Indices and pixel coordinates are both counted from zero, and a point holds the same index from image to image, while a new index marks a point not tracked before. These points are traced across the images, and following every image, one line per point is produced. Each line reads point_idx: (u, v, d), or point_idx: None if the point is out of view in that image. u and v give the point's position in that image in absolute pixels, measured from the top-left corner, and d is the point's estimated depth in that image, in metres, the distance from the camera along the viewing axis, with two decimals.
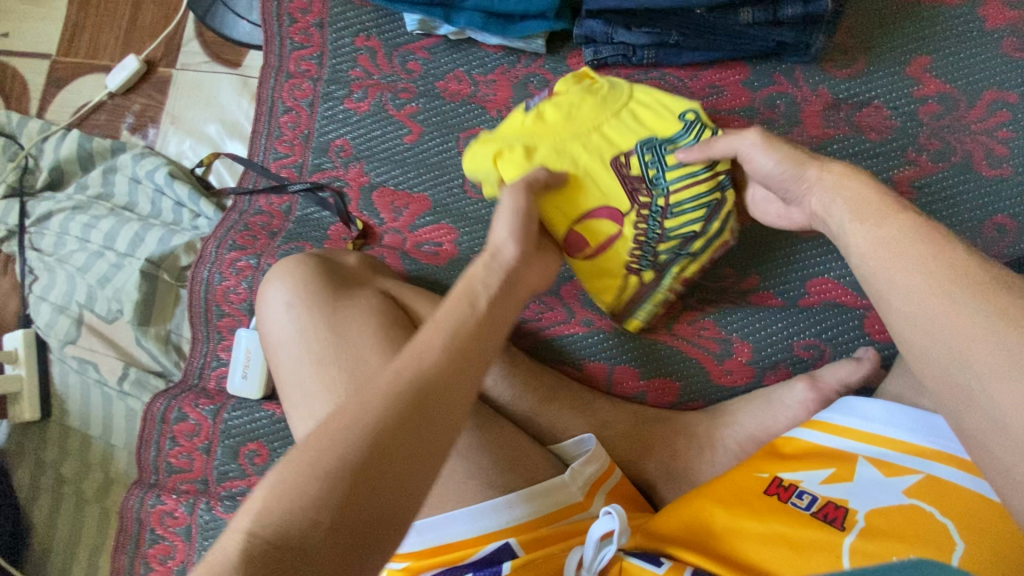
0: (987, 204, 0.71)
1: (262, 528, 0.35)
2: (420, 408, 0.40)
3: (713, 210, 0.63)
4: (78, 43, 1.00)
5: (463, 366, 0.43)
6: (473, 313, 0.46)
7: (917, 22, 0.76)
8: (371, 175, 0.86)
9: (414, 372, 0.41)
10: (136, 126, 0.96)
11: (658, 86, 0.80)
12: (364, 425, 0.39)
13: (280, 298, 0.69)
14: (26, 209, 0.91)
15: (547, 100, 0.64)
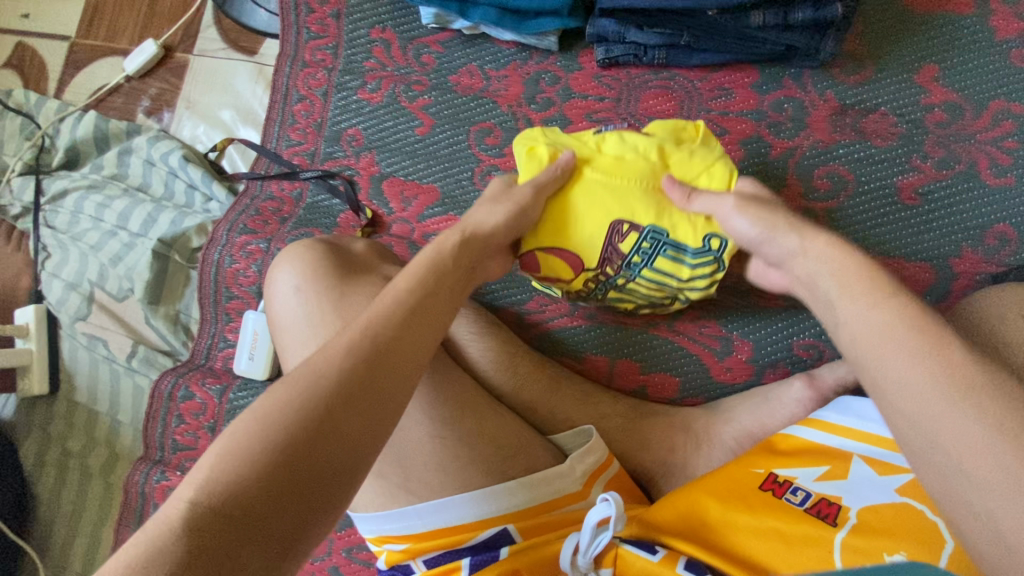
0: (990, 212, 0.72)
1: (205, 492, 0.37)
2: (362, 378, 0.43)
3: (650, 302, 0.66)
4: (97, 27, 1.02)
5: (403, 342, 0.47)
6: (417, 295, 0.51)
7: (926, 31, 0.77)
8: (382, 165, 0.87)
9: (355, 346, 0.45)
10: (152, 110, 0.97)
11: (668, 86, 0.81)
12: (306, 394, 0.41)
13: (290, 281, 0.70)
14: (42, 187, 0.93)
15: (617, 136, 0.61)
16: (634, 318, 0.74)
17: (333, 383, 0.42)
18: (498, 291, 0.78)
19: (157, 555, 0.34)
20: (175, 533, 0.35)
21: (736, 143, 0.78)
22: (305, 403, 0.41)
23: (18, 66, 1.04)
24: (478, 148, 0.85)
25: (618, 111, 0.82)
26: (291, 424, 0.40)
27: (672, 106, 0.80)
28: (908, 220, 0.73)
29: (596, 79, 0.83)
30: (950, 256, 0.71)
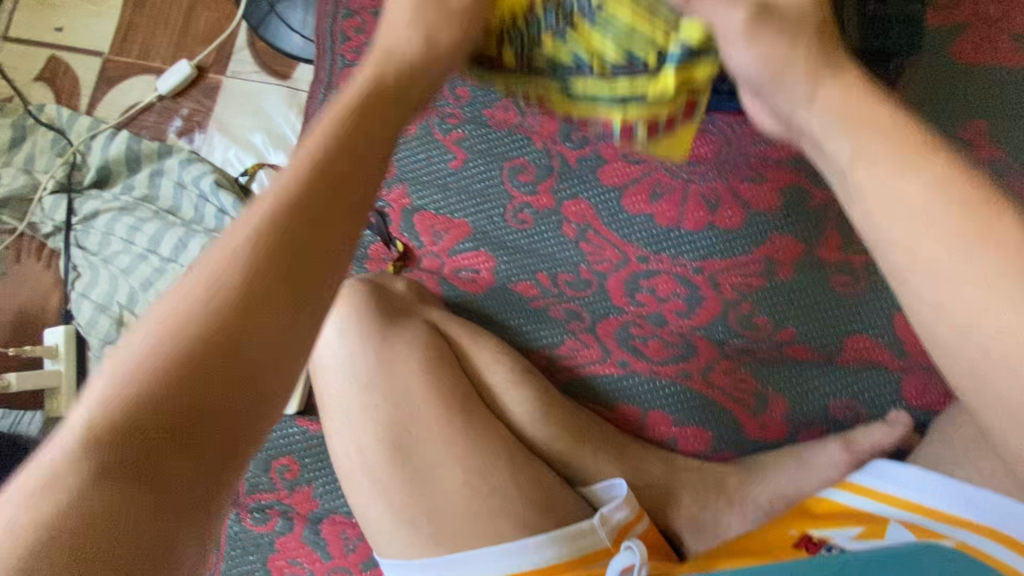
0: None
1: (53, 475, 0.32)
2: (236, 321, 0.35)
3: (631, 68, 0.55)
4: (131, 44, 1.02)
5: (293, 263, 0.38)
6: (307, 196, 0.39)
7: (975, 85, 0.75)
8: (414, 198, 0.87)
9: (231, 272, 0.36)
10: (184, 130, 0.97)
11: (706, 128, 0.79)
12: (167, 348, 0.34)
13: (333, 323, 0.72)
14: (73, 206, 0.92)
15: None
16: (666, 368, 0.74)
17: (196, 331, 0.35)
18: (532, 333, 0.79)
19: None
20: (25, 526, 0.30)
21: (774, 192, 0.77)
22: (162, 361, 0.34)
23: (50, 80, 1.04)
24: (510, 184, 0.84)
25: None
26: (150, 392, 0.33)
27: (710, 149, 0.79)
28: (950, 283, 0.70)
29: None
30: None
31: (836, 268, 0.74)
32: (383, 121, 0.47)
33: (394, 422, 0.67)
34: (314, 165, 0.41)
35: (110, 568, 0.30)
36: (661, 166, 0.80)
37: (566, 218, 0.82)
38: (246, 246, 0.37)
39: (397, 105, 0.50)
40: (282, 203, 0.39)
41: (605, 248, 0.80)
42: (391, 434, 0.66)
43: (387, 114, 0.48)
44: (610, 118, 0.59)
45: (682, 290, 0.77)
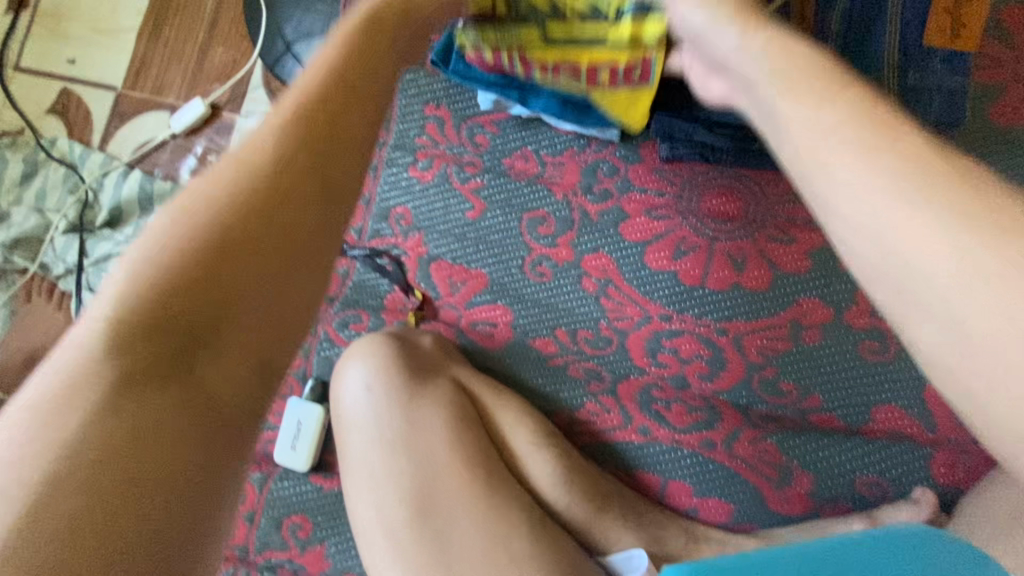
0: None
1: (100, 363, 0.43)
2: (235, 244, 0.47)
3: (596, 18, 0.64)
4: (144, 79, 1.00)
5: (285, 201, 0.50)
6: (295, 152, 0.51)
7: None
8: (430, 246, 0.84)
9: (223, 210, 0.48)
10: (196, 169, 0.96)
11: (732, 186, 0.77)
12: (172, 266, 0.45)
13: (360, 377, 0.69)
14: (85, 247, 0.92)
15: None
16: (689, 436, 0.73)
17: (203, 253, 0.46)
18: (552, 393, 0.77)
19: (64, 425, 0.41)
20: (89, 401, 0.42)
21: (802, 253, 0.75)
22: (167, 278, 0.45)
23: (62, 112, 1.02)
24: (530, 236, 0.82)
25: (679, 208, 0.78)
26: (167, 298, 0.45)
27: (736, 207, 0.77)
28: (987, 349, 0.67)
29: (657, 172, 0.80)
30: None
31: (865, 334, 0.73)
32: (354, 105, 0.55)
33: (417, 484, 0.64)
34: (291, 125, 0.51)
35: (137, 435, 0.43)
36: (685, 223, 0.78)
37: (587, 272, 0.80)
38: (239, 192, 0.48)
39: (379, 73, 0.59)
40: (272, 155, 0.50)
41: (626, 305, 0.78)
42: (412, 496, 0.64)
43: (367, 91, 0.57)
44: (579, 61, 0.67)
45: (705, 352, 0.75)
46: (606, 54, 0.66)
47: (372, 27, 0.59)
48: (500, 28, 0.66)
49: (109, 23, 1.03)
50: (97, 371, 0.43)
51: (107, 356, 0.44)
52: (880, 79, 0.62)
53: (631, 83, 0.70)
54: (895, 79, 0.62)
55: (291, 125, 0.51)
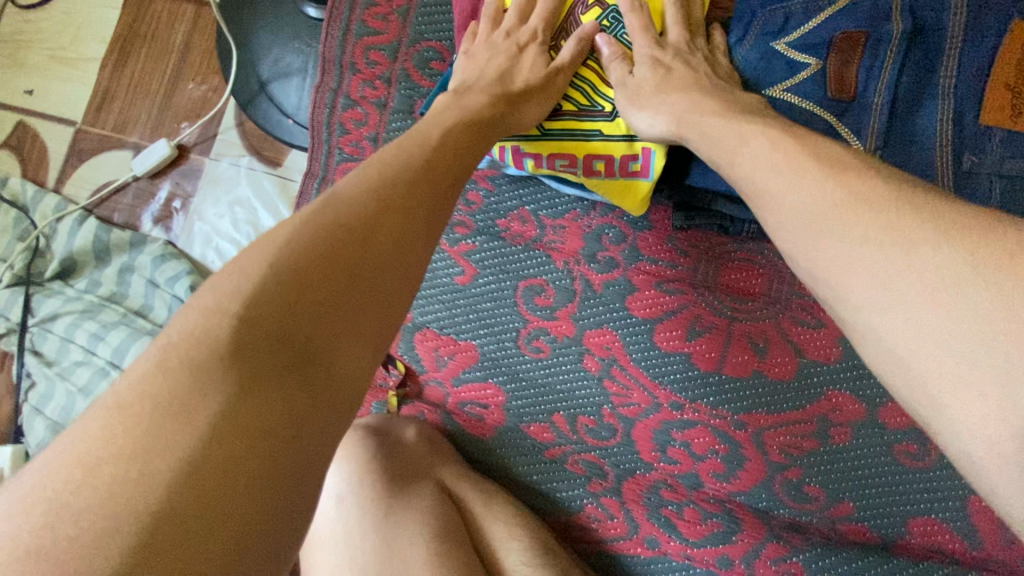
0: None
1: (205, 363, 0.33)
2: (339, 262, 0.40)
3: (594, 114, 0.65)
4: (107, 113, 0.91)
5: (408, 225, 0.45)
6: (411, 178, 0.48)
7: None
8: (415, 313, 0.76)
9: (345, 219, 0.42)
10: (161, 216, 0.87)
11: (753, 260, 0.69)
12: (297, 264, 0.38)
13: (331, 486, 0.60)
14: (31, 304, 0.82)
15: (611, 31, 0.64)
16: (703, 550, 0.64)
17: (325, 256, 0.39)
18: (547, 490, 0.70)
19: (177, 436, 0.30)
20: (202, 416, 0.31)
21: (833, 340, 0.66)
22: (289, 270, 0.38)
23: (16, 147, 0.94)
24: (526, 307, 0.73)
25: (694, 282, 0.70)
26: (264, 309, 0.36)
27: (757, 283, 0.69)
28: None
29: (669, 241, 0.71)
30: None
31: (900, 435, 0.64)
32: (460, 159, 0.54)
33: None
34: (390, 172, 0.47)
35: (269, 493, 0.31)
36: (701, 299, 0.69)
37: (589, 349, 0.71)
38: (345, 212, 0.42)
39: (460, 156, 0.54)
40: (393, 181, 0.47)
41: (632, 389, 0.70)
42: None
43: (454, 164, 0.53)
44: (575, 150, 0.64)
45: (722, 447, 0.67)
46: (602, 146, 0.64)
47: (464, 129, 0.56)
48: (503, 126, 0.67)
49: (71, 50, 0.94)
50: (203, 376, 0.32)
51: (200, 358, 0.33)
52: (929, 164, 0.54)
53: (626, 179, 0.63)
54: (948, 164, 0.53)
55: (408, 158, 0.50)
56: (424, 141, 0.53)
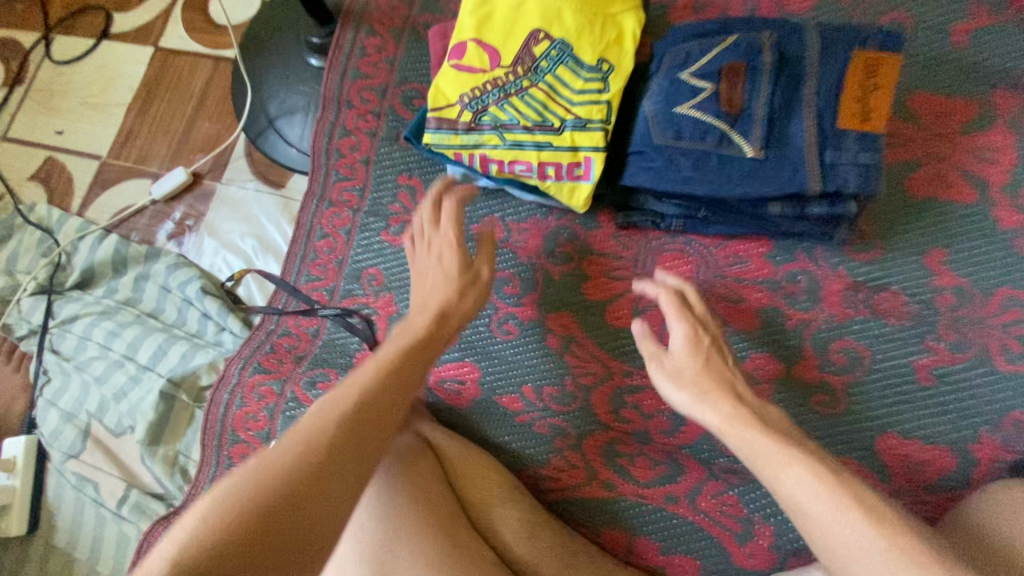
0: (991, 279, 0.75)
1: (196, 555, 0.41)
2: (334, 452, 0.50)
3: (543, 126, 0.75)
4: (130, 149, 1.05)
5: (379, 429, 0.55)
6: (393, 386, 0.59)
7: (920, 231, 0.77)
8: (400, 306, 0.87)
9: (335, 428, 0.52)
10: (174, 233, 0.99)
11: (683, 250, 0.82)
12: (287, 470, 0.47)
13: None
14: (52, 309, 0.91)
15: (555, 47, 0.76)
16: (653, 491, 0.73)
17: (311, 463, 0.48)
18: (517, 451, 0.79)
19: None
20: None
21: (752, 311, 0.79)
22: (280, 477, 0.47)
23: (44, 179, 1.06)
24: (496, 296, 0.86)
25: (635, 270, 0.83)
26: (270, 499, 0.45)
27: (688, 268, 0.81)
28: (904, 284, 0.76)
29: (614, 237, 0.85)
30: (969, 440, 0.72)
31: (814, 388, 0.75)
32: (426, 358, 0.65)
33: (376, 540, 0.62)
34: (384, 378, 0.58)
35: None
36: (642, 283, 0.82)
37: (551, 329, 0.83)
38: (342, 407, 0.54)
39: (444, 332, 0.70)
40: (378, 388, 0.57)
41: (589, 360, 0.81)
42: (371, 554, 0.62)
43: (423, 365, 0.64)
44: (528, 159, 0.75)
45: (667, 406, 0.77)
46: (551, 155, 0.75)
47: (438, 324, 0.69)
48: (465, 134, 0.76)
49: (101, 98, 1.09)
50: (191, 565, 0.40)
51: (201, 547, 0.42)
52: (800, 159, 0.68)
53: (572, 182, 0.76)
54: (815, 158, 0.67)
55: (390, 361, 0.61)
56: (408, 338, 0.65)
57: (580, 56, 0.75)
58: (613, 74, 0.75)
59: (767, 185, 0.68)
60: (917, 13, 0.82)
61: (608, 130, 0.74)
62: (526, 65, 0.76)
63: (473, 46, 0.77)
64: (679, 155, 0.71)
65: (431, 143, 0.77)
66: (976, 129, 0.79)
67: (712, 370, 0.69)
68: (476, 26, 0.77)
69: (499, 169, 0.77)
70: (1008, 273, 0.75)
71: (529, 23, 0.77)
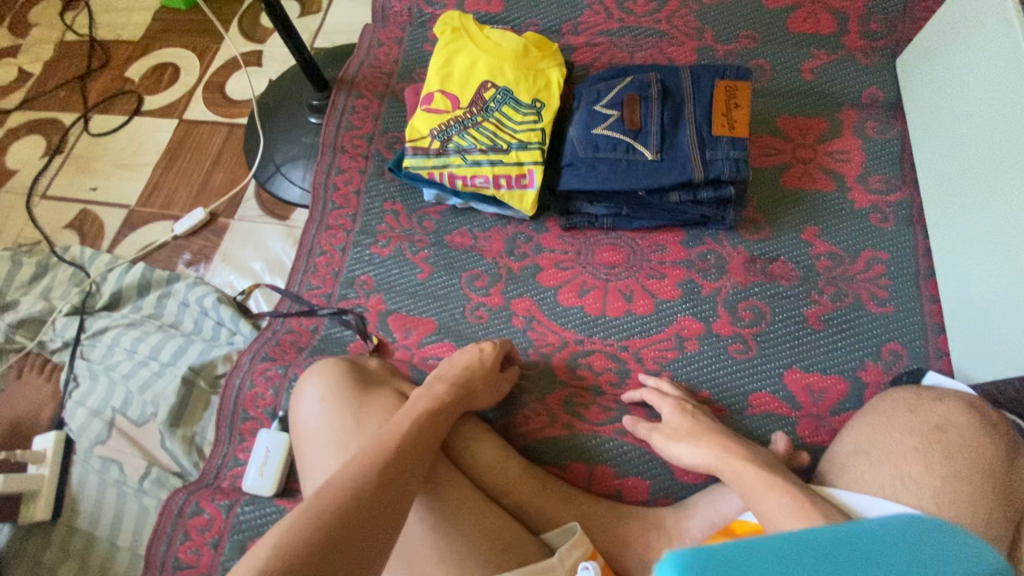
0: (858, 244, 0.95)
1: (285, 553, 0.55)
2: (382, 491, 0.64)
3: (494, 148, 0.96)
4: (155, 198, 1.24)
5: (415, 466, 0.68)
6: (425, 433, 0.73)
7: (797, 213, 0.98)
8: (388, 303, 1.03)
9: (381, 464, 0.66)
10: (192, 262, 1.15)
11: (616, 243, 1.02)
12: (348, 494, 0.62)
13: (315, 393, 0.79)
14: (84, 325, 1.05)
15: (501, 91, 0.99)
16: (604, 428, 0.87)
17: (365, 489, 0.63)
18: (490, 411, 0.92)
19: None
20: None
21: (674, 284, 0.97)
22: (343, 500, 0.61)
23: (78, 227, 1.23)
24: (468, 289, 1.03)
25: (580, 260, 1.02)
26: (337, 516, 0.59)
27: (621, 256, 1.01)
28: (792, 254, 0.96)
29: (561, 237, 1.04)
30: (856, 368, 0.88)
31: (730, 339, 0.92)
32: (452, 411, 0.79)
33: None
34: (420, 427, 0.73)
35: None
36: (586, 270, 1.01)
37: (515, 312, 1.00)
38: (386, 448, 0.68)
39: (472, 392, 0.83)
40: (414, 433, 0.71)
41: (548, 334, 0.97)
42: None
43: (450, 413, 0.78)
44: (484, 173, 0.96)
45: (614, 364, 0.93)
46: (503, 169, 0.96)
47: (466, 382, 0.83)
48: (435, 158, 0.97)
49: (132, 160, 1.30)
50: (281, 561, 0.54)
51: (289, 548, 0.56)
52: (687, 158, 0.90)
53: (521, 189, 0.96)
54: (697, 156, 0.89)
55: (425, 414, 0.75)
56: (437, 393, 0.80)
57: (521, 97, 0.99)
58: (546, 109, 0.98)
59: (664, 178, 0.90)
60: (775, 59, 1.08)
61: (544, 149, 0.96)
62: (479, 105, 0.99)
63: (439, 94, 1.00)
64: (598, 162, 0.92)
65: (408, 166, 0.98)
66: (830, 137, 1.02)
67: (702, 423, 0.78)
68: (441, 80, 1.01)
69: (462, 184, 0.97)
70: (868, 238, 0.95)
71: (481, 75, 1.00)
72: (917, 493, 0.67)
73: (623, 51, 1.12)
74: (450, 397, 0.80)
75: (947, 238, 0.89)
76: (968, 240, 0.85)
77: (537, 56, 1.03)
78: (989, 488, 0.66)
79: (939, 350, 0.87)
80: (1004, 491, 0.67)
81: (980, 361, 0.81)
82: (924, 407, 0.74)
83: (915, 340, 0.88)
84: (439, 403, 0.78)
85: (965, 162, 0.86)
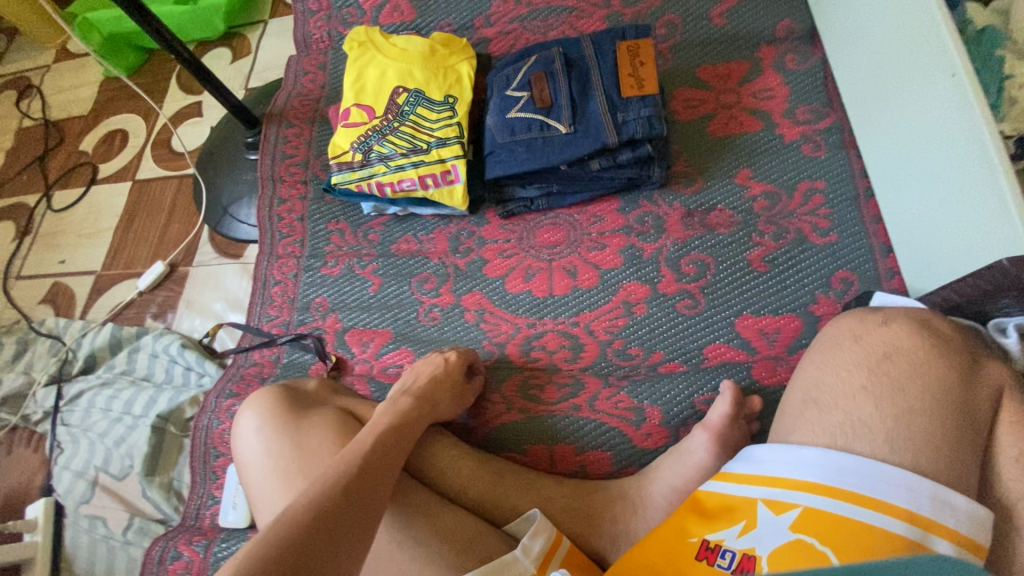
0: (794, 177, 0.93)
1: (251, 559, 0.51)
2: (350, 498, 0.61)
3: (415, 150, 0.97)
4: (119, 259, 1.28)
5: (381, 474, 0.66)
6: (388, 443, 0.71)
7: (728, 160, 0.97)
8: (344, 321, 1.04)
9: (348, 473, 0.63)
10: (159, 314, 1.18)
11: (556, 222, 1.01)
12: (315, 501, 0.58)
13: (251, 424, 0.76)
14: (61, 392, 1.08)
15: (414, 94, 1.00)
16: (561, 405, 0.87)
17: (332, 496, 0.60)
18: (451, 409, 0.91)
19: None
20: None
21: (615, 253, 0.96)
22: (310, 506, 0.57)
23: (52, 300, 1.28)
24: (419, 293, 1.03)
25: (522, 245, 1.01)
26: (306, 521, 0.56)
27: (562, 234, 1.00)
28: (728, 200, 0.94)
29: (502, 227, 1.04)
30: (809, 303, 0.85)
31: (677, 296, 0.91)
32: (418, 424, 0.77)
33: None
34: (386, 439, 0.71)
35: None
36: (529, 254, 1.00)
37: (466, 307, 1.00)
38: (353, 457, 0.66)
39: (439, 401, 0.82)
40: (379, 444, 0.69)
41: (501, 323, 0.97)
42: None
43: (413, 424, 0.77)
44: (408, 176, 0.97)
45: (567, 342, 0.92)
46: (426, 168, 0.96)
47: (432, 390, 0.82)
48: (359, 170, 0.98)
49: (94, 227, 1.34)
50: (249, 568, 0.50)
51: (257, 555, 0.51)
52: (600, 123, 0.89)
53: (448, 186, 0.97)
54: (609, 119, 0.89)
55: (391, 426, 0.73)
56: (400, 405, 0.78)
57: (434, 96, 1.00)
58: (461, 103, 0.99)
59: (580, 147, 0.90)
60: (685, 12, 1.08)
61: (463, 142, 0.97)
62: (394, 111, 1.00)
63: (356, 107, 1.01)
64: (515, 145, 0.93)
65: (337, 183, 1.00)
66: (751, 78, 1.01)
67: None
68: (355, 94, 1.02)
69: (392, 190, 0.99)
70: (802, 171, 0.93)
71: (393, 83, 1.02)
72: (870, 438, 0.56)
73: (535, 34, 1.13)
74: (417, 406, 0.79)
75: (875, 155, 0.87)
76: (892, 154, 0.82)
77: (444, 54, 1.03)
78: (947, 417, 0.56)
79: (890, 270, 0.85)
80: (964, 419, 0.56)
81: (925, 272, 0.78)
82: (870, 334, 0.64)
83: (863, 265, 0.86)
84: (402, 414, 0.76)
85: (874, 76, 0.85)
